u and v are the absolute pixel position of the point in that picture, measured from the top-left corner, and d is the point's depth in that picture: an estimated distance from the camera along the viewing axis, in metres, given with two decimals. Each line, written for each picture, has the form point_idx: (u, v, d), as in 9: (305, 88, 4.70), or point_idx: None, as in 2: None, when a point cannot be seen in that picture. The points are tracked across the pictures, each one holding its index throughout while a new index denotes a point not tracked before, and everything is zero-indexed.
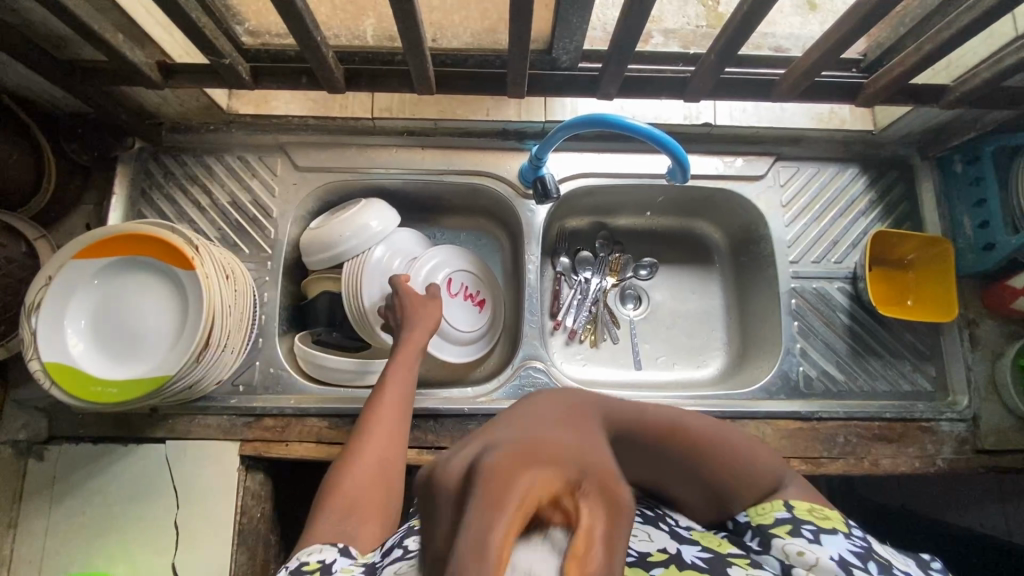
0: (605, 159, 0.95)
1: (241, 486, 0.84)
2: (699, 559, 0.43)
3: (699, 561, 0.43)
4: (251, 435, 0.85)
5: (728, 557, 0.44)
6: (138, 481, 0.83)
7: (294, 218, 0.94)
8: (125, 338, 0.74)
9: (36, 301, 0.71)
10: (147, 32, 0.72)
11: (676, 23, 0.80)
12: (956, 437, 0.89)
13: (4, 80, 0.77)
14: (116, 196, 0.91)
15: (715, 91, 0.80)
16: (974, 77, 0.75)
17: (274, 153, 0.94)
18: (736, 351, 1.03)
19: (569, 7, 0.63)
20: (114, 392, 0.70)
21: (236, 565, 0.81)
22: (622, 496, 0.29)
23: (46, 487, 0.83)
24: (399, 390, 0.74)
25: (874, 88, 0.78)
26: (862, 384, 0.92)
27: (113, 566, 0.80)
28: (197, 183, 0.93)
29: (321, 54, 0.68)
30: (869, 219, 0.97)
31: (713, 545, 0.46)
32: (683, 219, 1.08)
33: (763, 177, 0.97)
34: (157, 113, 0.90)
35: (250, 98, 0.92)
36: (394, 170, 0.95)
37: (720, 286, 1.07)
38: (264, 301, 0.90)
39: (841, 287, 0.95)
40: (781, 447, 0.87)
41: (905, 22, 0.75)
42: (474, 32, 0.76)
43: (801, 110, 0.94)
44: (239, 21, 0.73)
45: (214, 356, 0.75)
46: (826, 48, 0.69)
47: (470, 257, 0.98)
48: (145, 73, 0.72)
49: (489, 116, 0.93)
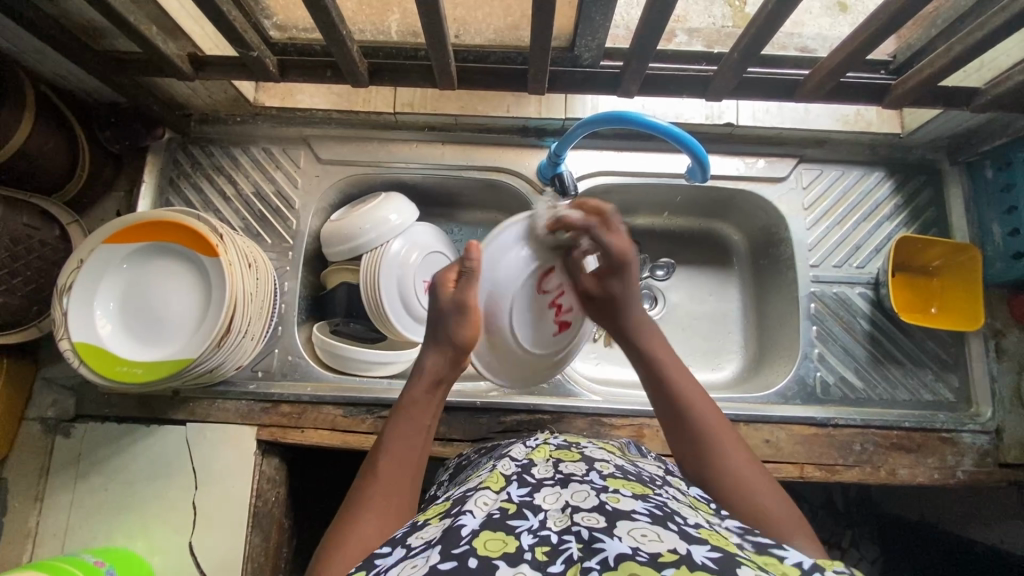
0: (625, 158, 0.95)
1: (257, 470, 0.86)
2: (710, 560, 0.40)
3: (710, 561, 0.40)
4: (268, 420, 0.87)
5: (739, 557, 0.41)
6: (159, 461, 0.85)
7: (315, 211, 0.95)
8: (150, 325, 0.77)
9: (67, 283, 0.73)
10: (179, 25, 0.74)
11: (700, 23, 0.82)
12: (978, 450, 0.87)
13: (42, 69, 0.80)
14: (145, 183, 0.93)
15: (737, 91, 0.79)
16: (1008, 79, 0.73)
17: (298, 146, 0.96)
18: (753, 354, 1.02)
19: (593, 6, 0.63)
20: (139, 372, 0.72)
21: (250, 546, 0.83)
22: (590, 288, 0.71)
23: (71, 464, 0.86)
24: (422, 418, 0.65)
25: (902, 90, 0.76)
26: (882, 392, 0.91)
27: (131, 544, 0.83)
28: (223, 174, 0.95)
29: (347, 47, 0.69)
30: (894, 224, 0.95)
31: (725, 546, 0.43)
32: (703, 220, 1.07)
33: (786, 179, 0.95)
34: (187, 105, 0.92)
35: (276, 91, 0.94)
36: (414, 165, 0.96)
37: (739, 289, 1.06)
38: (284, 290, 0.92)
39: (863, 293, 0.94)
40: (796, 453, 0.86)
41: (935, 24, 0.74)
42: (496, 28, 0.77)
43: (826, 111, 0.92)
44: (268, 15, 0.75)
45: (234, 341, 0.76)
46: (852, 48, 0.68)
47: (447, 240, 0.99)
48: (177, 64, 0.74)
49: (510, 112, 0.93)
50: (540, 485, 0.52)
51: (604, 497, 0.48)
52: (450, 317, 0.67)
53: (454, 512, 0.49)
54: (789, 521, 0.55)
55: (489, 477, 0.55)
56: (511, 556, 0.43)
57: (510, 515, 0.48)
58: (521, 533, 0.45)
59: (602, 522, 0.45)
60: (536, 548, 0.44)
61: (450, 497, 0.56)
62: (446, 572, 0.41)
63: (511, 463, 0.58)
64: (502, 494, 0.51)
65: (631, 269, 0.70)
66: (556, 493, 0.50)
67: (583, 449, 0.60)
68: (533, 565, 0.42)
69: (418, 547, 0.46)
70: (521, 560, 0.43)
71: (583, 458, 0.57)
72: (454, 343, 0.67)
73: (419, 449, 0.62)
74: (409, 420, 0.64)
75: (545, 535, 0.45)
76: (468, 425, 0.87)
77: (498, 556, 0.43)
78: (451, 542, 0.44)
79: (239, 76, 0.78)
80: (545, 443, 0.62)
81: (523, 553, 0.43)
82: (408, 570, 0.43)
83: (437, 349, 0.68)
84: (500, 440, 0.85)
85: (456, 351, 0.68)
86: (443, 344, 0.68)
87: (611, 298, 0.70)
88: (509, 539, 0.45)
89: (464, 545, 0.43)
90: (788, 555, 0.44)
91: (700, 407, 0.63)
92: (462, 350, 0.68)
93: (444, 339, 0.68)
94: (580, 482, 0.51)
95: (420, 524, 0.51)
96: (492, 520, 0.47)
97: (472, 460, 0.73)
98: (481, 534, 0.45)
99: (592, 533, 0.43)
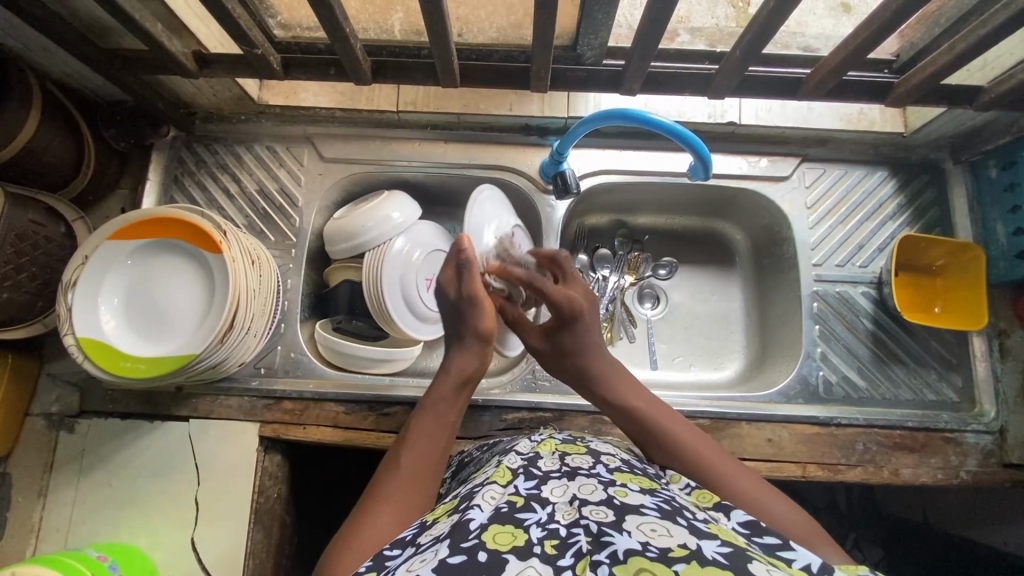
0: (627, 156, 0.95)
1: (259, 466, 0.86)
2: (721, 555, 0.40)
3: (721, 556, 0.40)
4: (271, 417, 0.87)
5: (749, 552, 0.41)
6: (162, 457, 0.86)
7: (318, 208, 0.96)
8: (155, 321, 0.77)
9: (72, 279, 0.74)
10: (185, 24, 0.74)
11: (704, 23, 0.82)
12: (982, 450, 0.87)
13: (49, 67, 0.81)
14: (150, 181, 0.94)
15: (739, 89, 0.79)
16: (1011, 78, 0.73)
17: (301, 144, 0.97)
18: (756, 354, 1.02)
19: (596, 4, 0.63)
20: (144, 367, 0.73)
21: (252, 542, 0.83)
22: (535, 343, 0.76)
23: (75, 459, 0.86)
24: (446, 413, 0.66)
25: (905, 88, 0.76)
26: (885, 392, 0.90)
27: (134, 539, 0.83)
28: (227, 172, 0.96)
29: (350, 45, 0.69)
30: (897, 223, 0.95)
31: (735, 541, 0.43)
32: (706, 219, 1.07)
33: (788, 178, 0.95)
34: (192, 103, 0.93)
35: (281, 89, 0.94)
36: (416, 163, 0.96)
37: (741, 288, 1.06)
38: (287, 287, 0.93)
39: (866, 292, 0.94)
40: (797, 452, 0.86)
41: (939, 23, 0.74)
42: (499, 26, 0.77)
43: (829, 110, 0.92)
44: (271, 13, 0.75)
45: (239, 337, 0.77)
46: (854, 46, 0.68)
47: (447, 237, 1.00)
48: (181, 62, 0.75)
49: (512, 111, 0.93)
50: (546, 478, 0.52)
51: (612, 491, 0.48)
52: (464, 309, 0.70)
53: (462, 507, 0.49)
54: (778, 503, 0.56)
55: (495, 471, 0.53)
56: (520, 549, 0.43)
57: (518, 508, 0.47)
58: (530, 526, 0.45)
59: (611, 516, 0.44)
60: (545, 541, 0.43)
61: (457, 496, 0.55)
62: (455, 566, 0.41)
63: (517, 457, 0.57)
64: (509, 488, 0.50)
65: (583, 319, 0.71)
66: (563, 486, 0.50)
67: (588, 443, 0.60)
68: (542, 558, 0.42)
69: (426, 543, 0.46)
70: (531, 553, 0.42)
71: (588, 452, 0.57)
72: (475, 336, 0.70)
73: (442, 443, 0.63)
74: (433, 412, 0.65)
75: (554, 528, 0.45)
76: (469, 423, 0.87)
77: (508, 550, 0.42)
78: (460, 536, 0.44)
79: (244, 74, 0.78)
80: (550, 437, 0.62)
81: (532, 547, 0.43)
82: (418, 564, 0.42)
83: (459, 344, 0.70)
84: (501, 438, 0.85)
85: (477, 343, 0.70)
86: (468, 339, 0.70)
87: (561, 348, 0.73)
88: (518, 533, 0.44)
89: (473, 539, 0.43)
90: (797, 559, 0.43)
91: (681, 428, 0.63)
92: (483, 341, 0.70)
93: (465, 334, 0.70)
94: (587, 476, 0.51)
95: (428, 525, 0.50)
96: (500, 513, 0.46)
97: (475, 458, 0.73)
98: (490, 528, 0.44)
99: (600, 528, 0.43)
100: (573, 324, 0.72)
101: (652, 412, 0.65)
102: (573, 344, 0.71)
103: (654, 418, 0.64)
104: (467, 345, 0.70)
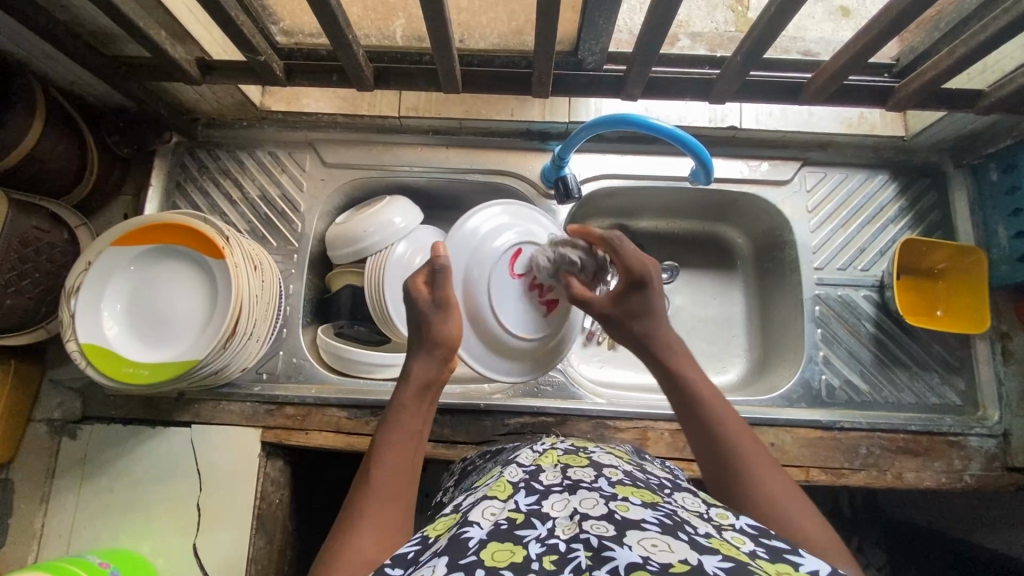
0: (628, 160, 0.95)
1: (260, 472, 0.86)
2: (721, 570, 0.40)
3: (721, 571, 0.40)
4: (273, 422, 0.87)
5: (751, 566, 0.41)
6: (163, 463, 0.86)
7: (320, 214, 0.96)
8: (156, 327, 0.77)
9: (75, 285, 0.74)
10: (186, 30, 0.74)
11: (704, 28, 0.83)
12: (985, 453, 0.86)
13: (55, 75, 0.82)
14: (152, 187, 0.94)
15: (740, 94, 0.79)
16: (1011, 82, 0.73)
17: (303, 149, 0.97)
18: (758, 357, 1.02)
19: (596, 9, 0.64)
20: (146, 372, 0.73)
21: (254, 548, 0.83)
22: (603, 309, 0.73)
23: (77, 465, 0.86)
24: (413, 424, 0.64)
25: (905, 92, 0.76)
26: (887, 395, 0.91)
27: (135, 546, 0.83)
28: (229, 177, 0.96)
29: (353, 52, 0.69)
30: (898, 226, 0.95)
31: (736, 554, 0.43)
32: (707, 223, 1.07)
33: (789, 182, 0.95)
34: (194, 109, 0.93)
35: (283, 95, 0.95)
36: (417, 168, 0.96)
37: (743, 292, 1.06)
38: (288, 292, 0.93)
39: (867, 296, 0.94)
40: (801, 456, 0.86)
41: (939, 28, 0.74)
42: (501, 33, 0.78)
43: (829, 114, 0.92)
44: (274, 20, 0.76)
45: (241, 343, 0.77)
46: (854, 51, 0.68)
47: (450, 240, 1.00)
48: (184, 69, 0.75)
49: (514, 116, 0.94)
50: (548, 492, 0.51)
51: (613, 505, 0.48)
52: (432, 313, 0.70)
53: (460, 523, 0.49)
54: (809, 519, 0.53)
55: (496, 486, 0.53)
56: (518, 566, 0.43)
57: (518, 525, 0.47)
58: (529, 542, 0.45)
59: (612, 531, 0.44)
60: (544, 557, 0.43)
61: (458, 507, 0.54)
62: None
63: (518, 470, 0.57)
64: (509, 503, 0.50)
65: (652, 283, 0.73)
66: (564, 500, 0.49)
67: (591, 454, 0.60)
68: (540, 574, 0.42)
69: (425, 558, 0.45)
70: (529, 570, 0.42)
71: (591, 464, 0.57)
72: (441, 342, 0.69)
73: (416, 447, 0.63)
74: (407, 420, 0.64)
75: (553, 543, 0.45)
76: (472, 428, 0.87)
77: (506, 566, 0.43)
78: (458, 553, 0.44)
79: (246, 80, 0.79)
80: (553, 448, 0.62)
81: (530, 563, 0.43)
82: None
83: (421, 351, 0.69)
84: (504, 442, 0.85)
85: (444, 349, 0.69)
86: (433, 347, 0.69)
87: (631, 309, 0.73)
88: (516, 549, 0.44)
89: (471, 556, 0.43)
90: (804, 563, 0.43)
91: (730, 427, 0.61)
92: (448, 351, 0.70)
93: (430, 343, 0.69)
94: (589, 488, 0.51)
95: (429, 543, 0.49)
96: (499, 530, 0.46)
97: (478, 466, 0.72)
98: (488, 545, 0.44)
99: (601, 542, 0.43)
100: (645, 286, 0.72)
101: (708, 402, 0.64)
102: (642, 307, 0.72)
103: (700, 396, 0.65)
104: (427, 349, 0.69)
